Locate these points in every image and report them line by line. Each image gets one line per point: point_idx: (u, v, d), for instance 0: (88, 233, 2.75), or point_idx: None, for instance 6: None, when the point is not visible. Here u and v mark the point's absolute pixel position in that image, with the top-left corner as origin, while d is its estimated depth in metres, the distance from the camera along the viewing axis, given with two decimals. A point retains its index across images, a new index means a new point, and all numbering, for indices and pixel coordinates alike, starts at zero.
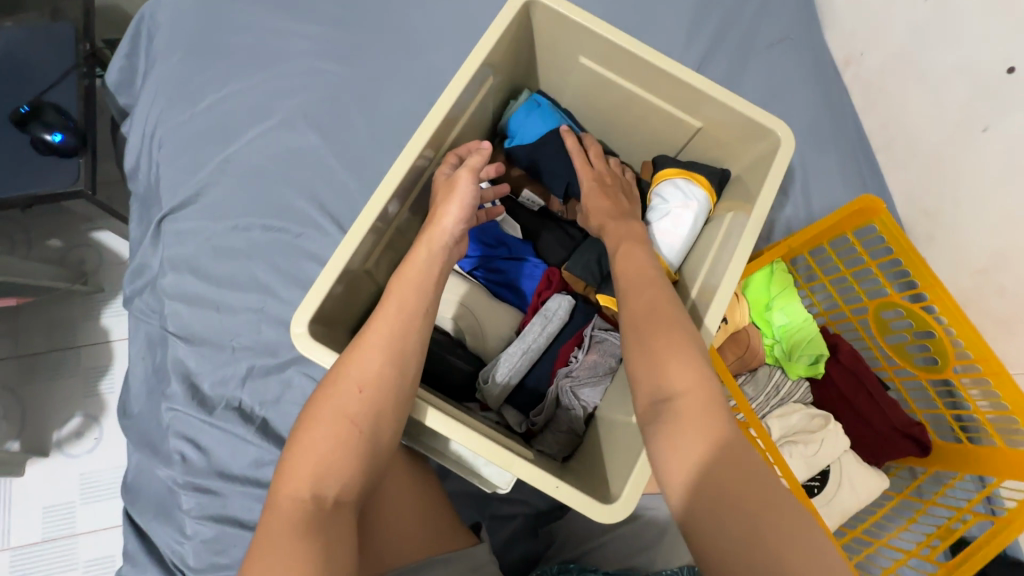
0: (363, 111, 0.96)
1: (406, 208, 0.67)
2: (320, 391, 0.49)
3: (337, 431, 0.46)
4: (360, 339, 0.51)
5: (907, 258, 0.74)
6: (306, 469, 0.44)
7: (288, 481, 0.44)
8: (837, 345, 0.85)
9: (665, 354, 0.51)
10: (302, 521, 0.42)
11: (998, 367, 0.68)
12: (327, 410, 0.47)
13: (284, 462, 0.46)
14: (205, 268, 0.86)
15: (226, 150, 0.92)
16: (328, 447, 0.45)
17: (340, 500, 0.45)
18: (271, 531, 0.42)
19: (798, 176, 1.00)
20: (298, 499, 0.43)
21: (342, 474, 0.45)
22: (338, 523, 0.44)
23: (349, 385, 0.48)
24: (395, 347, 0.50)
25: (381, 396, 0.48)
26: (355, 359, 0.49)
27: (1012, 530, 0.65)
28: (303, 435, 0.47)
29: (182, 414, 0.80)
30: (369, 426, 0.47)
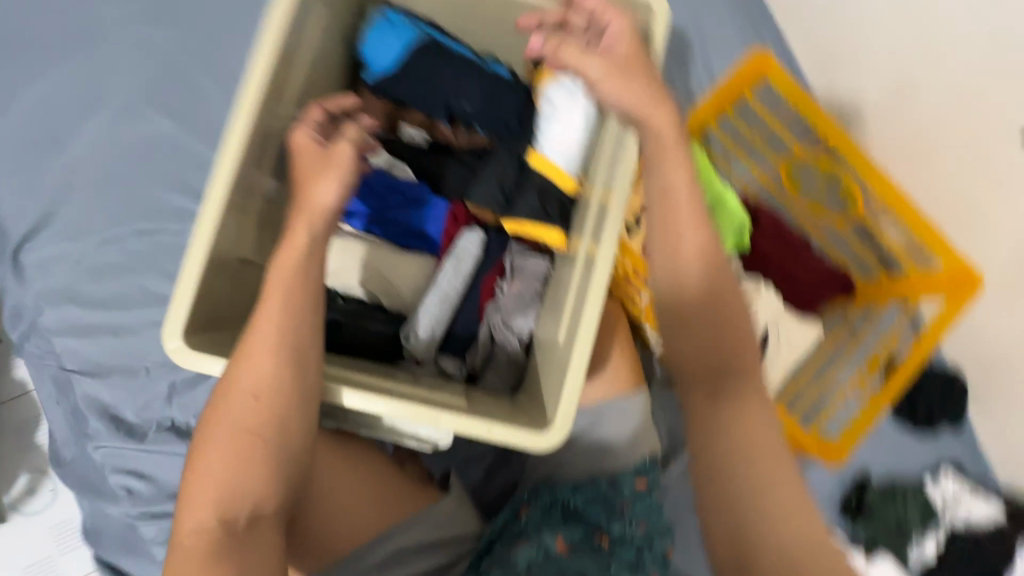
0: (211, 75, 0.84)
1: (269, 175, 0.59)
2: (210, 407, 0.44)
3: (235, 449, 0.43)
4: (244, 342, 0.46)
5: (809, 111, 0.76)
6: (207, 496, 0.42)
7: (191, 511, 0.42)
8: (758, 212, 0.85)
9: (692, 238, 0.53)
10: (212, 551, 0.40)
11: (901, 198, 0.71)
12: (221, 428, 0.43)
13: (185, 490, 0.43)
14: (86, 293, 0.78)
15: (64, 157, 0.80)
16: (229, 467, 0.42)
17: (254, 516, 0.43)
18: (179, 568, 0.40)
19: (695, 46, 0.94)
20: (205, 528, 0.41)
21: (251, 491, 0.43)
22: (254, 542, 0.42)
23: (240, 396, 0.44)
24: (288, 345, 0.45)
25: (279, 403, 0.44)
26: (241, 367, 0.45)
27: (930, 343, 0.71)
28: (200, 457, 0.43)
29: (113, 449, 0.75)
30: (272, 437, 0.44)
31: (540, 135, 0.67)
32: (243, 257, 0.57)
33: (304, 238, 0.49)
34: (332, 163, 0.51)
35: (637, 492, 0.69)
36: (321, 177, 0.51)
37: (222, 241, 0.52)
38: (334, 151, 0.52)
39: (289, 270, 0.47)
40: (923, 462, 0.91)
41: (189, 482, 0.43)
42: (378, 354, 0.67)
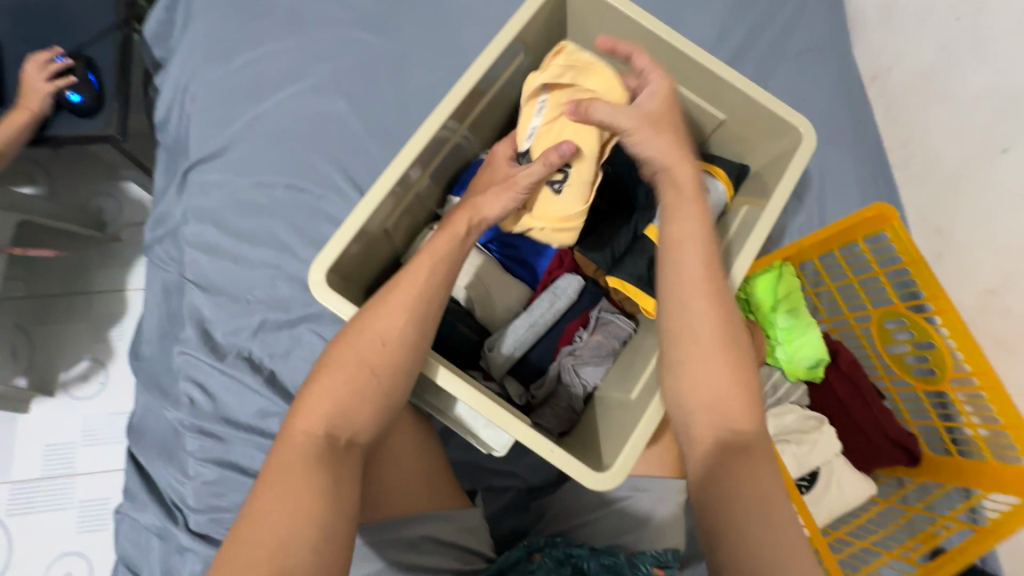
0: (392, 83, 0.97)
1: (428, 174, 0.69)
2: (343, 338, 0.52)
3: (357, 378, 0.50)
4: (385, 296, 0.54)
5: (914, 269, 0.75)
6: (323, 408, 0.48)
7: (307, 416, 0.48)
8: (837, 351, 0.87)
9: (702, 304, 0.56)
10: (315, 453, 0.46)
11: (993, 381, 0.69)
12: (349, 358, 0.50)
13: (302, 400, 0.50)
14: (226, 220, 0.88)
15: (255, 109, 0.93)
16: (347, 390, 0.49)
17: (352, 439, 0.49)
18: (283, 459, 0.46)
19: (813, 186, 1.02)
20: (312, 433, 0.47)
21: (358, 417, 0.49)
22: (346, 459, 0.48)
23: (373, 337, 0.51)
24: (419, 309, 0.53)
25: (401, 353, 0.51)
26: (379, 314, 0.52)
27: (994, 538, 0.67)
28: (324, 375, 0.50)
29: (193, 359, 0.82)
30: (387, 377, 0.50)
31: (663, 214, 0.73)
32: (385, 230, 0.66)
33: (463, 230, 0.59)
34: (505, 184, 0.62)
35: None
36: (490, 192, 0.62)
37: (379, 212, 0.62)
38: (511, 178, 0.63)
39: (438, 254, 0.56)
40: None
41: (309, 393, 0.50)
42: (459, 356, 0.73)
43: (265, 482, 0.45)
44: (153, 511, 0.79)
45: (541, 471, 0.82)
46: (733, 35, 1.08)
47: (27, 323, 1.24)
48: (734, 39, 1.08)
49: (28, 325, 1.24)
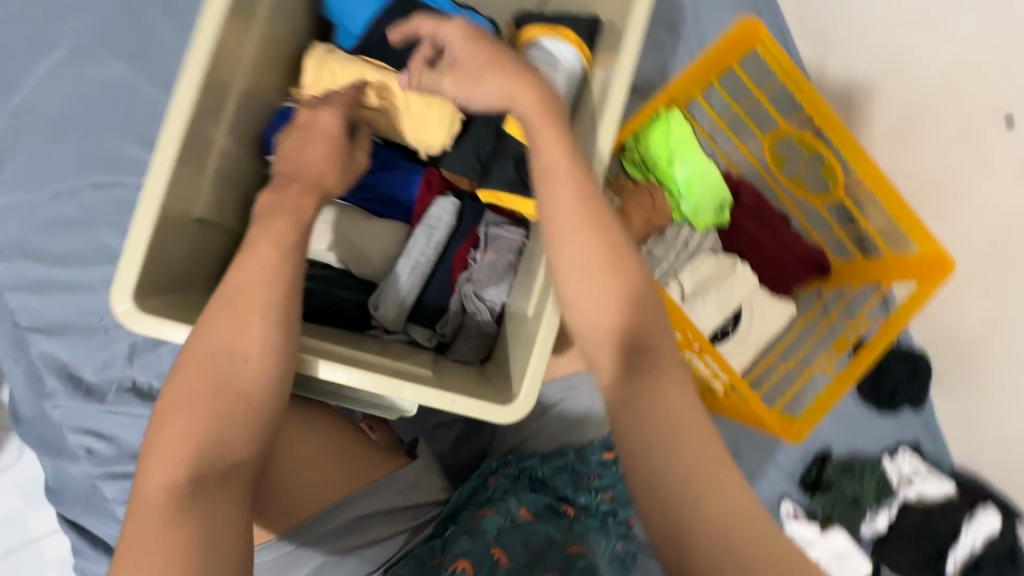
0: (173, 21, 0.79)
1: (226, 131, 0.56)
2: (186, 361, 0.42)
3: (217, 406, 0.40)
4: (231, 302, 0.43)
5: (792, 84, 0.70)
6: (179, 452, 0.38)
7: (159, 467, 0.38)
8: (739, 188, 0.84)
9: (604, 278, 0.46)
10: (181, 509, 0.37)
11: (878, 178, 0.68)
12: (202, 384, 0.40)
13: (150, 449, 0.39)
14: (39, 248, 0.74)
15: (12, 102, 0.75)
16: (208, 422, 0.40)
17: (228, 478, 0.40)
18: (142, 526, 0.36)
19: (686, 11, 0.91)
20: (174, 486, 0.38)
21: (232, 448, 0.40)
22: (227, 500, 0.39)
23: (228, 354, 0.42)
24: (277, 308, 0.44)
25: (269, 364, 0.42)
26: (230, 325, 0.42)
27: (895, 327, 0.70)
28: (170, 411, 0.40)
29: (72, 409, 0.73)
30: (260, 395, 0.42)
31: (518, 100, 0.64)
32: (199, 215, 0.55)
33: (312, 211, 0.49)
34: (327, 153, 0.53)
35: (603, 463, 0.70)
36: (335, 168, 0.52)
37: (175, 197, 0.50)
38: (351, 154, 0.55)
39: (282, 232, 0.46)
40: (882, 439, 0.93)
41: (155, 437, 0.40)
42: (347, 322, 0.66)
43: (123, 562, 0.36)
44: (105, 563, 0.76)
45: None
46: None
47: None
48: None
49: None
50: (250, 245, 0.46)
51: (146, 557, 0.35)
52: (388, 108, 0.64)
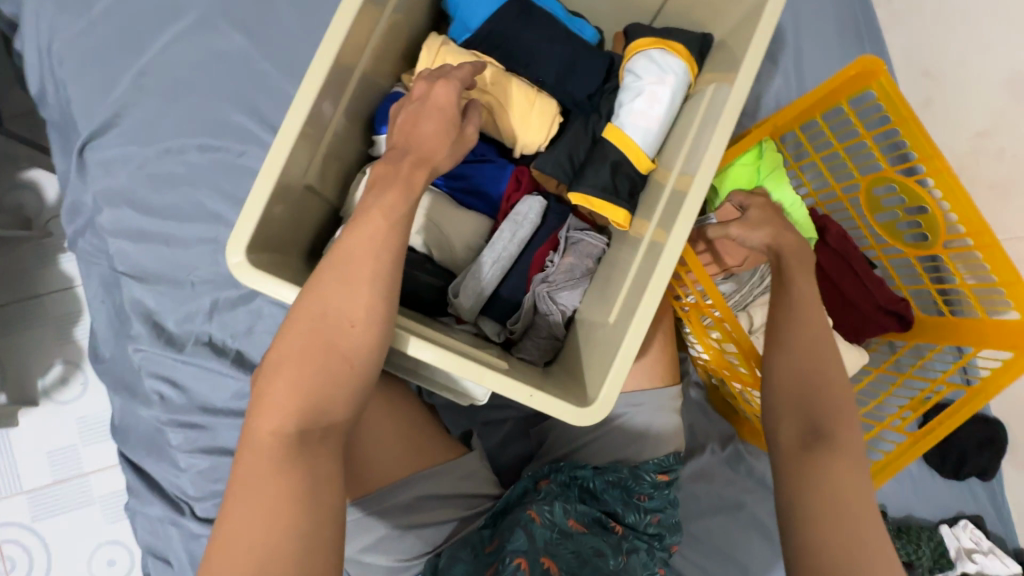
0: (291, 2, 0.82)
1: (342, 109, 0.59)
2: (297, 316, 0.44)
3: (326, 365, 0.42)
4: (343, 264, 0.45)
5: (903, 126, 0.67)
6: (290, 404, 0.41)
7: (271, 415, 0.41)
8: (825, 226, 0.80)
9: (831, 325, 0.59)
10: (288, 457, 0.40)
11: (985, 236, 0.64)
12: (312, 343, 0.43)
13: (260, 396, 0.42)
14: (143, 199, 0.79)
15: (138, 61, 0.80)
16: (316, 380, 0.42)
17: (328, 433, 0.43)
18: (252, 466, 0.40)
19: (789, 41, 0.89)
20: (282, 434, 0.41)
21: (334, 407, 0.43)
22: (327, 453, 0.42)
23: (338, 317, 0.43)
24: (385, 277, 0.45)
25: (374, 332, 0.44)
26: (340, 288, 0.44)
27: (982, 398, 0.65)
28: (282, 361, 0.43)
29: (151, 354, 0.77)
30: (363, 360, 0.44)
31: (621, 108, 0.64)
32: (308, 185, 0.57)
33: (421, 185, 0.50)
34: (437, 128, 0.52)
35: (656, 484, 0.68)
36: (447, 143, 0.52)
37: (292, 166, 0.53)
38: (462, 131, 0.54)
39: (389, 209, 0.47)
40: (943, 506, 0.89)
41: (267, 384, 0.42)
42: (423, 306, 0.68)
43: (234, 494, 0.40)
44: (158, 505, 0.80)
45: None
46: None
47: None
48: None
49: None
50: (360, 212, 0.47)
51: (255, 494, 0.39)
52: (493, 100, 0.65)
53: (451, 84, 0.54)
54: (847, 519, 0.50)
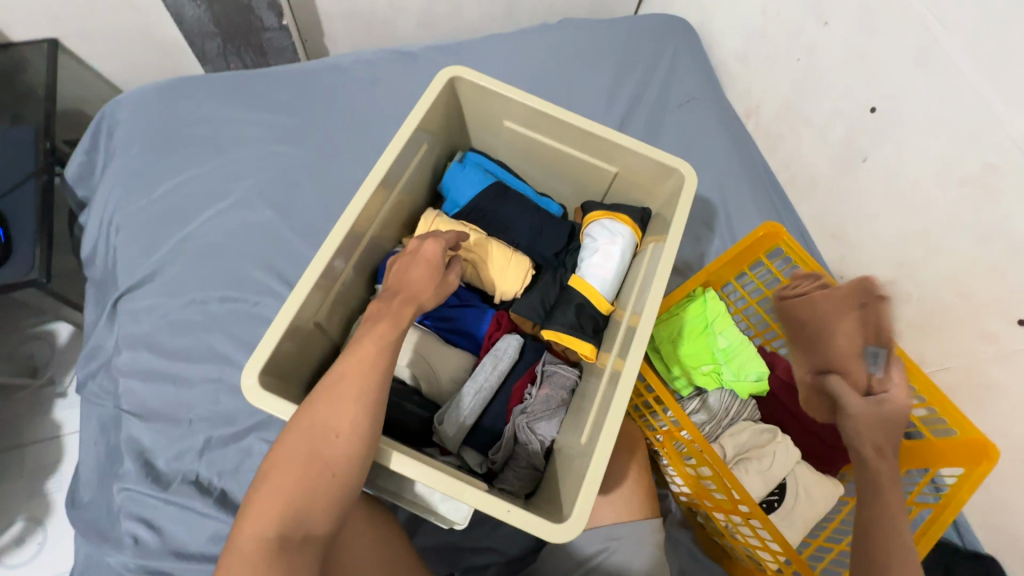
0: (317, 187, 1.02)
1: (352, 264, 0.72)
2: (291, 429, 0.50)
3: (310, 474, 0.48)
4: (338, 382, 0.52)
5: (814, 276, 0.82)
6: (274, 509, 0.47)
7: (256, 519, 0.47)
8: (773, 362, 0.91)
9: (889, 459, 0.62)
10: (265, 561, 0.45)
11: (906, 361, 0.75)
12: (300, 454, 0.49)
13: (250, 500, 0.48)
14: (161, 343, 0.87)
15: (182, 230, 0.96)
16: (299, 489, 0.48)
17: (304, 541, 0.48)
18: (233, 566, 0.45)
19: (720, 214, 1.10)
20: (263, 538, 0.46)
21: (312, 515, 0.48)
22: (301, 559, 0.47)
23: (326, 430, 0.50)
24: (370, 397, 0.52)
25: (355, 445, 0.50)
26: (330, 404, 0.51)
27: (950, 511, 0.69)
28: (273, 467, 0.49)
29: (135, 494, 0.78)
30: (342, 472, 0.49)
31: (582, 263, 0.78)
32: (317, 323, 0.67)
33: (409, 320, 0.59)
34: (424, 277, 0.64)
35: None
36: (431, 287, 0.63)
37: (306, 308, 0.63)
38: (445, 277, 0.66)
39: (382, 336, 0.56)
40: None
41: (257, 490, 0.48)
42: (410, 437, 0.72)
43: None
44: None
45: (518, 539, 0.79)
46: (621, 93, 1.17)
47: None
48: (623, 96, 1.17)
49: None
50: (355, 340, 0.56)
51: None
52: (476, 258, 0.79)
53: (439, 241, 0.67)
54: None
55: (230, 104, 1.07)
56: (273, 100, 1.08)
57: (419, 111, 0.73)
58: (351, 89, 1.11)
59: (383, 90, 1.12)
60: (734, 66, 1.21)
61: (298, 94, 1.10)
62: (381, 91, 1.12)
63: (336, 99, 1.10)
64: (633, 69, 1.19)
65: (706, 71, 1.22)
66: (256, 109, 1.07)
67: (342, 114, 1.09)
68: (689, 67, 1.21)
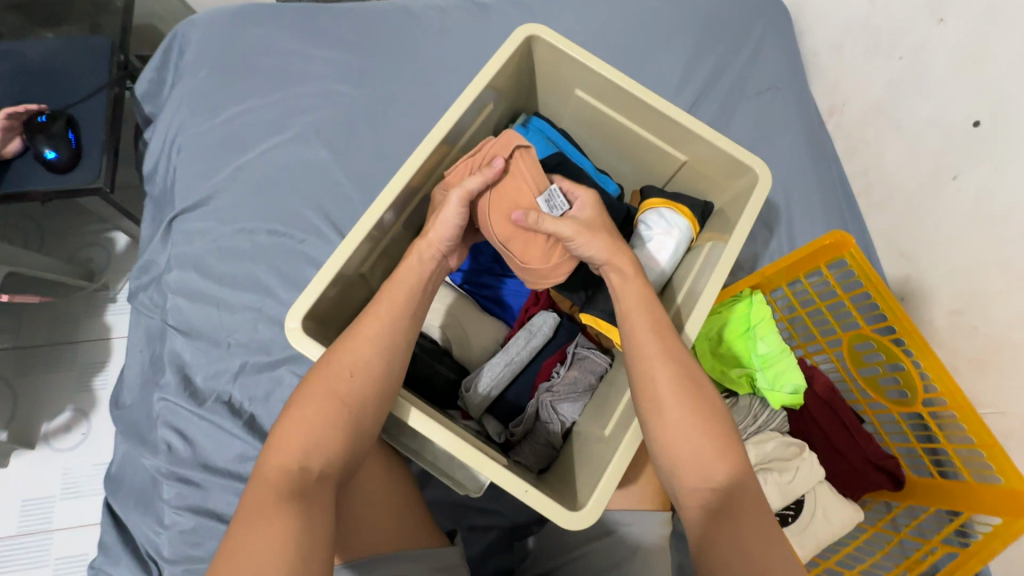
0: (373, 132, 1.01)
1: (402, 218, 0.71)
2: (313, 372, 0.54)
3: (328, 410, 0.52)
4: (355, 331, 0.56)
5: (877, 295, 0.76)
6: (295, 441, 0.50)
7: (279, 452, 0.50)
8: (813, 376, 0.86)
9: (661, 375, 0.57)
10: (287, 487, 0.47)
11: (961, 403, 0.70)
12: (320, 392, 0.53)
13: (274, 436, 0.51)
14: (209, 266, 0.90)
15: (240, 159, 0.97)
16: (320, 422, 0.51)
17: (323, 475, 0.50)
18: (257, 494, 0.47)
19: (782, 215, 1.04)
20: (286, 468, 0.49)
21: (329, 448, 0.51)
22: (322, 491, 0.49)
23: (342, 370, 0.53)
24: (386, 343, 0.56)
25: (369, 383, 0.53)
26: (348, 348, 0.55)
27: (976, 561, 0.67)
28: (295, 406, 0.53)
29: (172, 405, 0.82)
30: (358, 409, 0.53)
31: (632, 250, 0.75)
32: (361, 273, 0.67)
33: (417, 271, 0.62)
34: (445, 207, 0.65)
35: None
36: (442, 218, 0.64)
37: (355, 257, 0.63)
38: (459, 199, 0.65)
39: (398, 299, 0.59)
40: None
41: (281, 426, 0.52)
42: (435, 395, 0.73)
43: (239, 523, 0.46)
44: (128, 563, 0.79)
45: (526, 509, 0.80)
46: (698, 73, 1.11)
47: (11, 376, 1.23)
48: (699, 75, 1.10)
49: (11, 378, 1.22)
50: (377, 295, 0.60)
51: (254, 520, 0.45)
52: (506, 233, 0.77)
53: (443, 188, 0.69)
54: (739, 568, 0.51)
55: (297, 37, 1.06)
56: (340, 37, 1.07)
57: (492, 67, 0.69)
58: (419, 34, 1.08)
59: (450, 40, 1.09)
60: (826, 55, 1.11)
61: (366, 34, 1.07)
62: (449, 41, 1.09)
63: (402, 43, 1.07)
64: (715, 48, 1.11)
65: (794, 58, 1.13)
66: (322, 45, 1.06)
67: (407, 60, 1.06)
68: (776, 53, 1.12)
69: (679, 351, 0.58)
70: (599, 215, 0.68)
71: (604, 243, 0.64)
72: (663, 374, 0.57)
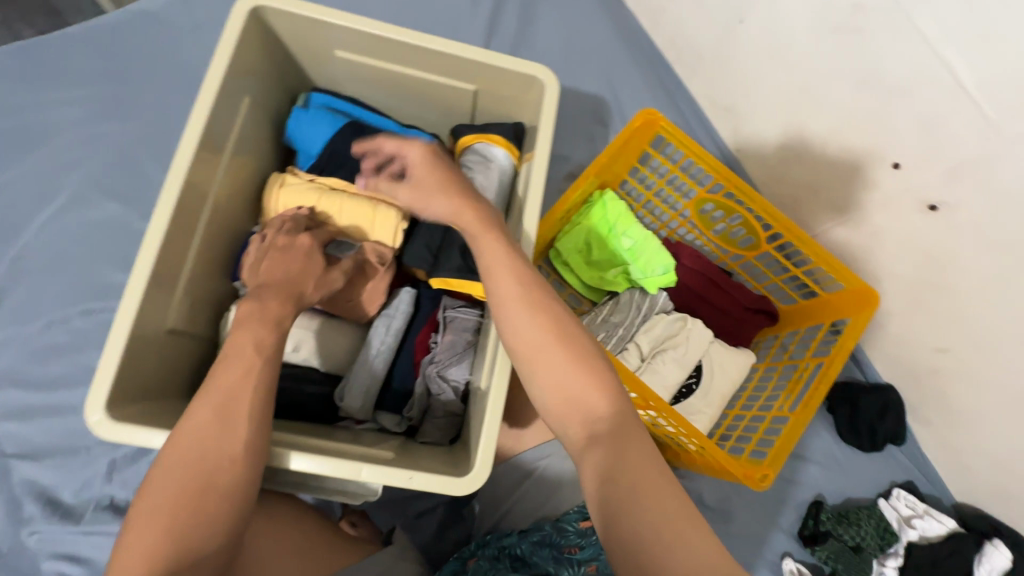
0: (161, 164, 0.90)
1: (196, 251, 0.63)
2: (169, 456, 0.47)
3: (197, 499, 0.46)
4: (216, 402, 0.49)
5: (698, 158, 0.79)
6: (160, 542, 0.44)
7: (136, 559, 0.43)
8: (679, 252, 0.89)
9: (516, 320, 0.52)
10: None
11: (796, 230, 0.76)
12: (185, 480, 0.46)
13: (126, 538, 0.44)
14: (28, 374, 0.79)
15: (14, 246, 0.83)
16: (188, 514, 0.45)
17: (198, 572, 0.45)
18: None
19: (612, 107, 1.04)
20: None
21: (204, 541, 0.45)
22: None
23: (212, 451, 0.48)
24: (258, 411, 0.50)
25: (247, 463, 0.48)
26: (215, 424, 0.49)
27: (837, 363, 0.73)
28: (150, 500, 0.46)
29: (47, 534, 0.74)
30: (237, 490, 0.48)
31: None
32: (171, 326, 0.61)
33: (277, 314, 0.56)
34: (290, 252, 0.62)
35: (583, 533, 0.72)
36: (283, 271, 0.61)
37: (147, 312, 0.56)
38: (300, 248, 0.63)
39: (262, 339, 0.54)
40: (874, 480, 0.94)
41: (135, 526, 0.45)
42: (316, 415, 0.70)
43: None
44: None
45: None
46: None
47: None
48: None
49: None
50: (229, 347, 0.53)
51: None
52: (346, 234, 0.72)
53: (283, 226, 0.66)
54: (652, 491, 0.43)
55: (27, 84, 0.90)
56: (79, 69, 0.91)
57: (225, 54, 0.61)
58: (172, 38, 0.95)
59: (210, 33, 0.96)
60: None
61: (109, 55, 0.93)
62: (209, 36, 0.96)
63: (156, 54, 0.94)
64: None
65: None
66: (61, 84, 0.90)
67: (169, 70, 0.93)
68: None
69: (568, 326, 0.52)
70: (433, 172, 0.62)
71: (450, 203, 0.59)
72: (536, 329, 0.52)
